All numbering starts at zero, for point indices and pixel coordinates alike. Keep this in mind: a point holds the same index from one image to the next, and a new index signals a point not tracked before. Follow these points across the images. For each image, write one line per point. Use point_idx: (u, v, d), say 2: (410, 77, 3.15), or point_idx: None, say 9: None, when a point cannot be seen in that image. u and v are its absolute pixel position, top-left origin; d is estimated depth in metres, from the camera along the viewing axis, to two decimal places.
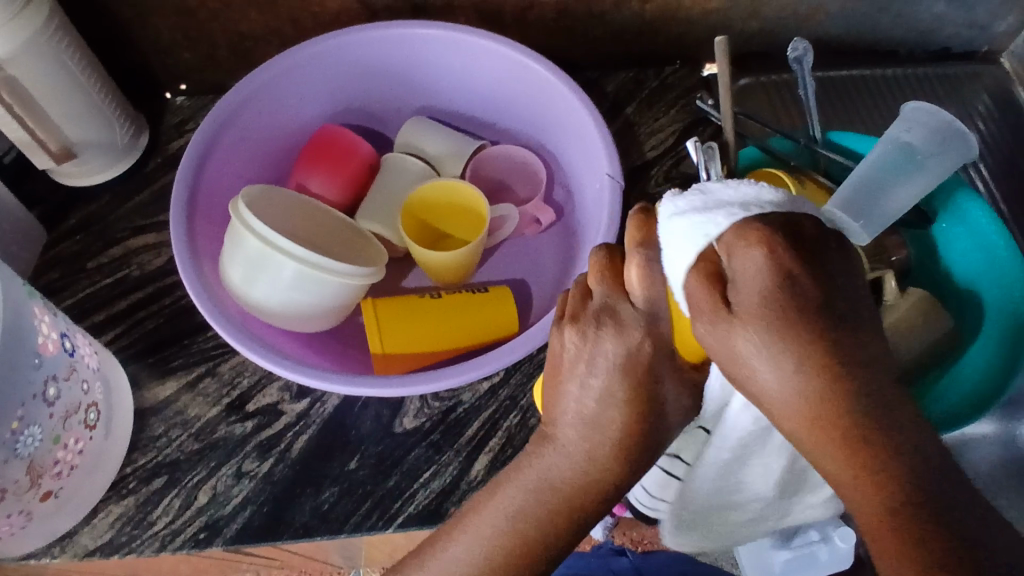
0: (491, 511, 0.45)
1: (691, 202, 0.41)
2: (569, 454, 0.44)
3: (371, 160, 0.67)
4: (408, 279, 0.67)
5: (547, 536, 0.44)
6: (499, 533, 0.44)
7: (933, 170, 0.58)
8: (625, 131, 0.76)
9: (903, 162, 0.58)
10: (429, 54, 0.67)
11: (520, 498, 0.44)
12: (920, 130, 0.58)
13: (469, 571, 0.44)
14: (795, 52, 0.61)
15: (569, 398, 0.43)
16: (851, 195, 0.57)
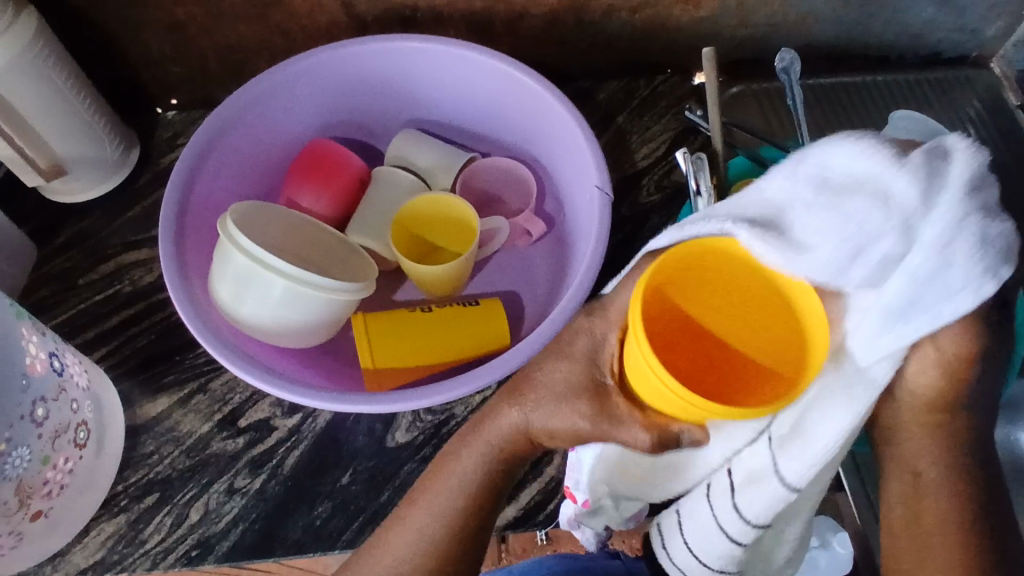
0: (452, 466, 0.47)
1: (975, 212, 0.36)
2: (523, 417, 0.46)
3: (361, 175, 0.67)
4: (400, 293, 0.66)
5: (483, 488, 0.47)
6: (454, 483, 0.47)
7: None
8: (616, 141, 0.77)
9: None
10: (418, 67, 0.67)
11: (474, 459, 0.47)
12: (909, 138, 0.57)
13: (420, 524, 0.47)
14: (783, 61, 0.61)
15: (557, 383, 0.45)
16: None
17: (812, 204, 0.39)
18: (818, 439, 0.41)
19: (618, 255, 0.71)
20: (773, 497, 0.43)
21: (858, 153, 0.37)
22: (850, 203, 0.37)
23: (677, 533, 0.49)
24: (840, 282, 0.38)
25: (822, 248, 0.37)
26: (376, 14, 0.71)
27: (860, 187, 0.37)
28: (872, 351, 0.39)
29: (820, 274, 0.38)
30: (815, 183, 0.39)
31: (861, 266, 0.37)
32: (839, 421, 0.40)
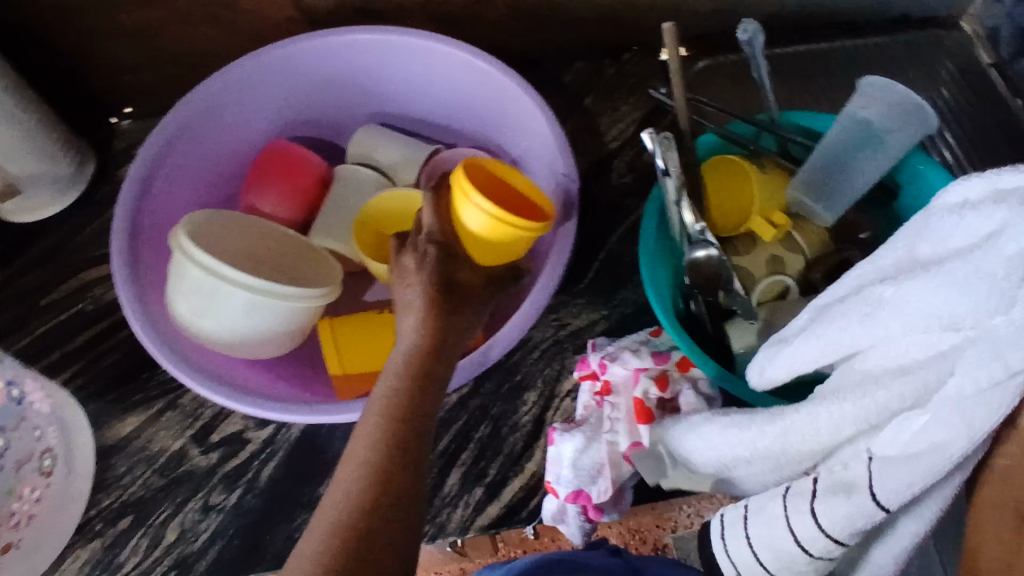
0: (381, 393, 0.48)
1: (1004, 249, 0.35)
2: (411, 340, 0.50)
3: (323, 174, 0.65)
4: (371, 292, 0.64)
5: (409, 411, 0.47)
6: (383, 407, 0.47)
7: (894, 147, 0.57)
8: (585, 123, 0.75)
9: (867, 138, 0.57)
10: (374, 60, 0.65)
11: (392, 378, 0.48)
12: (881, 101, 0.56)
13: (364, 457, 0.44)
14: (746, 33, 0.58)
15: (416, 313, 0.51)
16: (812, 183, 0.59)
17: (947, 226, 0.39)
18: (926, 452, 0.38)
19: (592, 241, 0.69)
20: (858, 510, 0.41)
21: (995, 178, 0.38)
22: (970, 230, 0.38)
23: (739, 527, 0.48)
24: (970, 320, 0.36)
25: (940, 270, 0.38)
26: (328, 7, 0.69)
27: (992, 205, 0.37)
28: (962, 375, 0.36)
29: (943, 308, 0.37)
30: (955, 207, 0.39)
31: (982, 289, 0.36)
32: (950, 434, 0.36)
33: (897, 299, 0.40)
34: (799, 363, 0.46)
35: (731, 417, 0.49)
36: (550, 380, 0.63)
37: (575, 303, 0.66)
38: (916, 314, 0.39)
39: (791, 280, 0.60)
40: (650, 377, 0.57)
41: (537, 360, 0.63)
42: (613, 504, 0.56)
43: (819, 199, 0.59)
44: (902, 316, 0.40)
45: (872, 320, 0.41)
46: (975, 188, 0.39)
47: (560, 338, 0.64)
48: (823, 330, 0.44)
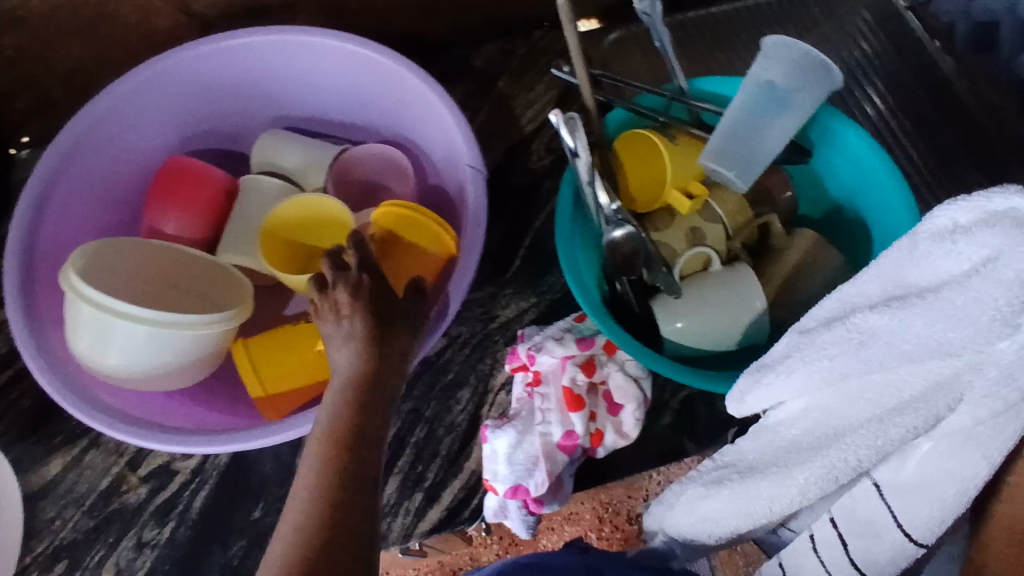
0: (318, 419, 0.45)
1: (1001, 287, 0.33)
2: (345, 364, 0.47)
3: (227, 186, 0.63)
4: (291, 306, 0.63)
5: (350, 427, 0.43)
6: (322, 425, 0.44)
7: (801, 104, 0.55)
8: (501, 109, 0.73)
9: (774, 103, 0.56)
10: (267, 62, 0.62)
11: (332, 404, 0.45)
12: (783, 64, 0.56)
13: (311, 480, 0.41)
14: (642, 3, 0.57)
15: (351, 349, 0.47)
16: (727, 152, 0.57)
17: (937, 254, 0.37)
18: (942, 483, 0.35)
19: (516, 230, 0.67)
20: (895, 550, 0.39)
21: (987, 201, 0.35)
22: (964, 256, 0.35)
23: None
24: (971, 346, 0.34)
25: (936, 302, 0.36)
26: (217, 11, 0.66)
27: (986, 228, 0.34)
28: (975, 399, 0.33)
29: (942, 339, 0.35)
30: (946, 232, 0.37)
31: (980, 320, 0.34)
32: (967, 464, 0.34)
33: (890, 331, 0.38)
34: (776, 395, 0.44)
35: (733, 487, 0.48)
36: (482, 376, 0.61)
37: (503, 295, 0.64)
38: (913, 344, 0.37)
39: (716, 253, 0.59)
40: (578, 365, 0.56)
41: (468, 356, 0.62)
42: (553, 495, 0.56)
43: (736, 171, 0.57)
44: (898, 349, 0.38)
45: (861, 354, 0.39)
46: (965, 211, 0.36)
47: (489, 331, 0.63)
48: (811, 363, 0.42)
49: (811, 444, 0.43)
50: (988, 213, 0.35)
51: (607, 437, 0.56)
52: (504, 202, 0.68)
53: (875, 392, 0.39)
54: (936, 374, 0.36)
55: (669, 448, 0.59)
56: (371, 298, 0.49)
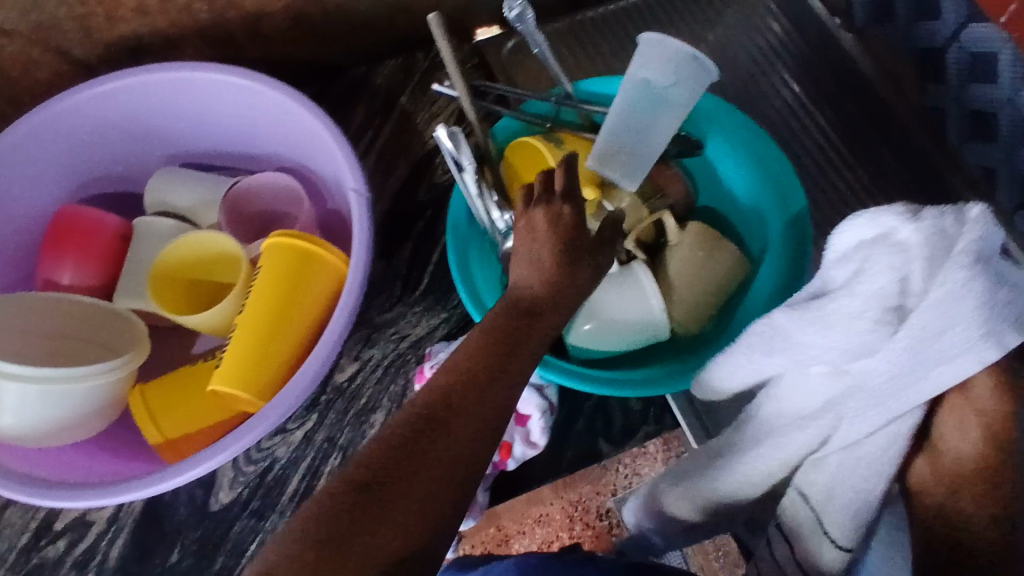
0: (449, 369, 0.38)
1: (878, 309, 0.35)
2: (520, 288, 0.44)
3: (122, 231, 0.62)
4: (197, 345, 0.62)
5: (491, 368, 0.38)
6: (461, 358, 0.39)
7: (680, 100, 0.55)
8: (403, 124, 0.72)
9: (650, 102, 0.56)
10: (151, 102, 0.62)
11: (467, 347, 0.40)
12: (651, 62, 0.55)
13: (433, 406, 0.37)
14: (514, 10, 0.56)
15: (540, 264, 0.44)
16: (612, 153, 0.56)
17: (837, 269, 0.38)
18: (841, 488, 0.40)
19: (423, 247, 0.67)
20: (814, 548, 0.43)
21: (873, 220, 0.37)
22: (851, 272, 0.37)
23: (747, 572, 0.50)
24: (855, 361, 0.37)
25: (823, 314, 0.38)
26: (99, 54, 0.65)
27: (870, 246, 0.36)
28: (870, 414, 0.38)
29: (829, 352, 0.38)
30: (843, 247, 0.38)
31: (862, 335, 0.36)
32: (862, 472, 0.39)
33: (793, 339, 0.40)
34: (723, 384, 0.47)
35: (687, 482, 0.50)
36: (395, 398, 0.60)
37: (413, 313, 0.64)
38: (807, 354, 0.39)
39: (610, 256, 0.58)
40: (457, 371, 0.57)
41: (379, 379, 0.61)
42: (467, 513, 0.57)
43: (624, 172, 0.56)
44: (796, 354, 0.40)
45: (775, 357, 0.41)
46: (858, 227, 0.37)
47: (401, 352, 0.62)
48: (744, 360, 0.43)
49: (738, 443, 0.46)
50: (872, 234, 0.37)
51: (516, 449, 0.56)
52: (411, 219, 0.68)
53: (786, 404, 0.42)
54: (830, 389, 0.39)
55: (585, 452, 0.59)
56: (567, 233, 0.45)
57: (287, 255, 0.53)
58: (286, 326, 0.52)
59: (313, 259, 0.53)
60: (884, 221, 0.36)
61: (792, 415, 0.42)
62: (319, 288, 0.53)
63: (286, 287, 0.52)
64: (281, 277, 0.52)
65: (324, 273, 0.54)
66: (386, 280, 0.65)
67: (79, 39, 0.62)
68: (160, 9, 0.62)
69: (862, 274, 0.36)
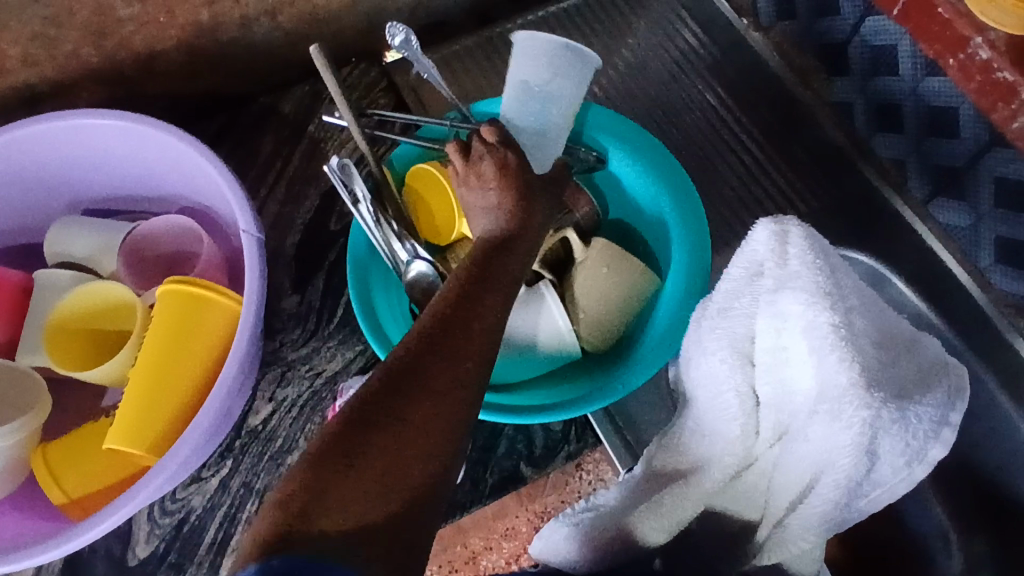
0: (431, 307, 0.43)
1: (785, 333, 0.45)
2: (486, 224, 0.50)
3: (25, 284, 0.61)
4: (107, 397, 0.60)
5: (466, 304, 0.43)
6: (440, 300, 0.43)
7: (564, 81, 0.55)
8: (313, 153, 0.71)
9: (539, 96, 0.55)
10: (40, 151, 0.60)
11: (448, 285, 0.44)
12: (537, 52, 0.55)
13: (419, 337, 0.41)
14: (397, 37, 0.56)
15: (493, 205, 0.50)
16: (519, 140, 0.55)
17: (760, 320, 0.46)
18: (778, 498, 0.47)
19: (336, 277, 0.66)
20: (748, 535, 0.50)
21: (780, 243, 0.45)
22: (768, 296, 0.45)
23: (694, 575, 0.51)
24: (777, 380, 0.46)
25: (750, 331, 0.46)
26: None
27: (785, 268, 0.45)
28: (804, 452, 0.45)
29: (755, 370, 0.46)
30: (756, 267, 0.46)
31: (780, 353, 0.45)
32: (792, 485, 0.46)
33: (721, 359, 0.47)
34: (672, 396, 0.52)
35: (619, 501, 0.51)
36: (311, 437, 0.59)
37: (328, 347, 0.62)
38: (734, 375, 0.47)
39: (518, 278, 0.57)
40: None
41: (295, 419, 0.60)
42: None
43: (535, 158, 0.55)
44: (723, 374, 0.47)
45: (711, 374, 0.48)
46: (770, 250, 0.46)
47: (316, 389, 0.61)
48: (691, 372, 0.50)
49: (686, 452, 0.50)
50: (779, 254, 0.45)
51: None
52: (324, 248, 0.67)
53: (716, 422, 0.48)
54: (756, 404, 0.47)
55: (507, 477, 0.58)
56: (516, 177, 0.51)
57: (179, 302, 0.52)
58: (181, 375, 0.51)
59: (206, 302, 0.52)
60: (786, 247, 0.45)
61: (727, 451, 0.48)
62: (215, 332, 0.53)
63: (181, 336, 0.51)
64: (173, 325, 0.51)
65: (221, 314, 0.53)
66: (300, 313, 0.64)
67: None
68: (47, 55, 0.61)
69: (777, 298, 0.45)
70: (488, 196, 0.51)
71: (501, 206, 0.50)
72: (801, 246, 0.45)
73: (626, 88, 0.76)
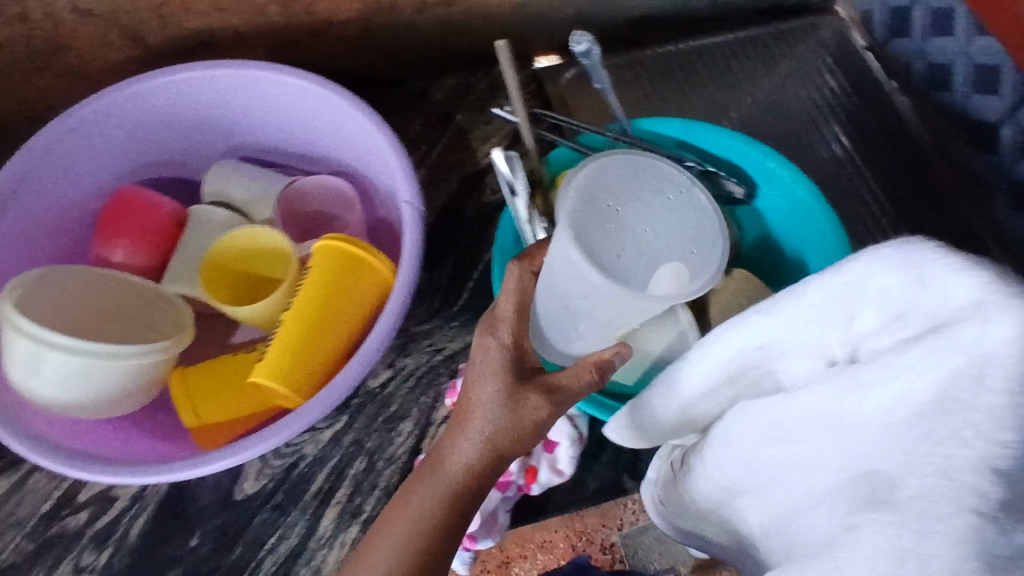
0: (404, 518, 0.47)
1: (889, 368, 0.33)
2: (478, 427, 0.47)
3: (176, 215, 0.64)
4: (238, 334, 0.63)
5: (438, 526, 0.47)
6: (419, 519, 0.47)
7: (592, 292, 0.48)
8: (456, 141, 0.73)
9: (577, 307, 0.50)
10: (216, 94, 0.63)
11: (431, 498, 0.47)
12: (595, 188, 0.49)
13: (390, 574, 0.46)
14: (581, 45, 0.57)
15: (494, 406, 0.47)
16: (536, 308, 0.53)
17: (875, 322, 0.35)
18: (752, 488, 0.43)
19: (464, 263, 0.67)
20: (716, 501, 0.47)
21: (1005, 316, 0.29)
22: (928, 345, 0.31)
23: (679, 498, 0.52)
24: (840, 398, 0.35)
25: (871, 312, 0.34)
26: (173, 44, 0.66)
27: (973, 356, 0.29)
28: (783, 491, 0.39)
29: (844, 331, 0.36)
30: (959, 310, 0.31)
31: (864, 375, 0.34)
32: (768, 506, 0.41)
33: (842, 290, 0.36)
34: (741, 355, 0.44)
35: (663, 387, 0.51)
36: (425, 410, 0.61)
37: (451, 326, 0.64)
38: (831, 317, 0.37)
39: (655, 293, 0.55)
40: None
41: (411, 389, 0.62)
42: (486, 531, 0.56)
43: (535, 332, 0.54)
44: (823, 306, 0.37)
45: (818, 303, 0.37)
46: (997, 309, 0.29)
47: (434, 364, 0.63)
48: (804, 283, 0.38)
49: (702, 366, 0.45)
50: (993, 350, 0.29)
51: (542, 475, 0.56)
52: (455, 233, 0.69)
53: (760, 343, 0.41)
54: (813, 346, 0.38)
55: (608, 485, 0.59)
56: (517, 403, 0.47)
57: (338, 261, 0.55)
58: (330, 328, 0.54)
59: (362, 264, 0.55)
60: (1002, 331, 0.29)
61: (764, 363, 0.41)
62: (362, 296, 0.55)
63: (337, 292, 0.54)
64: (331, 280, 0.54)
65: (376, 277, 0.56)
66: (426, 292, 0.66)
67: (156, 28, 0.64)
68: (237, 8, 0.64)
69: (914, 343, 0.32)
70: (485, 396, 0.47)
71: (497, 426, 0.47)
72: (996, 335, 0.29)
73: (763, 129, 0.78)
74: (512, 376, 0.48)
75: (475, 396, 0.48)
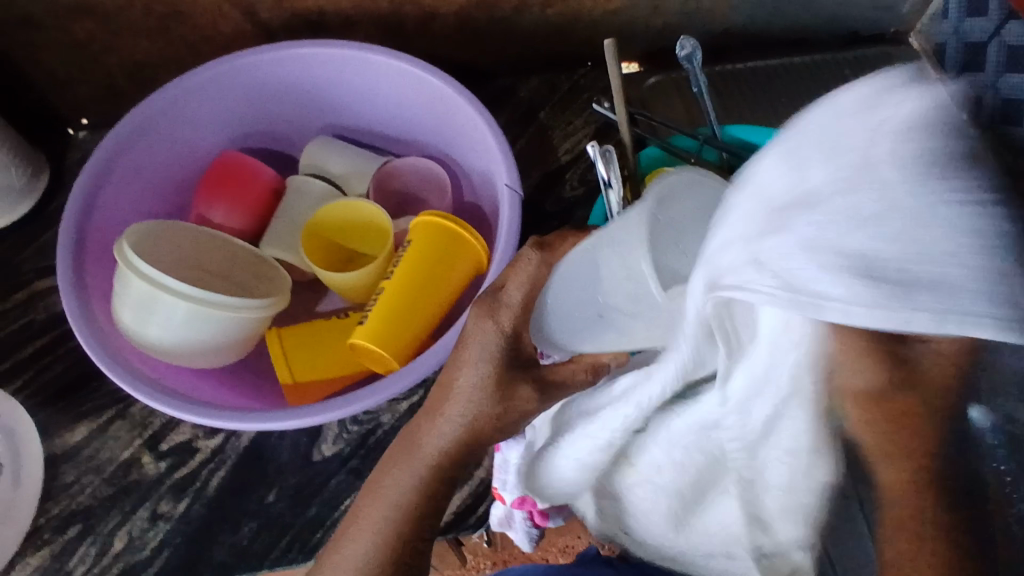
0: (386, 500, 0.49)
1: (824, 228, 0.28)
2: (463, 409, 0.47)
3: (274, 184, 0.66)
4: (322, 304, 0.66)
5: (424, 500, 0.49)
6: (405, 497, 0.49)
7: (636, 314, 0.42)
8: (538, 138, 0.75)
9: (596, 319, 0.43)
10: (323, 72, 0.65)
11: (415, 477, 0.49)
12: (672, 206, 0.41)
13: (377, 547, 0.49)
14: (685, 49, 0.60)
15: (480, 387, 0.46)
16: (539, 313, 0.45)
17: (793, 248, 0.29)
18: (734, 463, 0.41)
19: None
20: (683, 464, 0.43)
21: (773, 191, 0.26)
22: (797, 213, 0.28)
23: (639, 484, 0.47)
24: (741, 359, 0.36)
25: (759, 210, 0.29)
26: (283, 21, 0.69)
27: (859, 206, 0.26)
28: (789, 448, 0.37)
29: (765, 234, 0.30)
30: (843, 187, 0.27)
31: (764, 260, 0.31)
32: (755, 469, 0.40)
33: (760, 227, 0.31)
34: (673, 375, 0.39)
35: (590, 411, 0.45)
36: None
37: None
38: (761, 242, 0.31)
39: None
40: None
41: None
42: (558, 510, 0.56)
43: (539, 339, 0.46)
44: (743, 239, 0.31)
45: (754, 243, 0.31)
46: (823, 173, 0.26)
47: None
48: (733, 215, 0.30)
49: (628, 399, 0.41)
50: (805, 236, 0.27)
51: None
52: (532, 226, 0.71)
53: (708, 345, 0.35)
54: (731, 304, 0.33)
55: None
56: (505, 392, 0.46)
57: (437, 236, 0.56)
58: (428, 298, 0.55)
59: (456, 241, 0.56)
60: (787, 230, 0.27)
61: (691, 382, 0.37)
62: (459, 271, 0.57)
63: (437, 264, 0.56)
64: (432, 253, 0.56)
65: (474, 254, 0.57)
66: None
67: (270, 4, 0.66)
68: None
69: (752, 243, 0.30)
70: (471, 379, 0.46)
71: (480, 410, 0.46)
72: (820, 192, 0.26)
73: None
74: (510, 366, 0.46)
75: (459, 378, 0.47)
